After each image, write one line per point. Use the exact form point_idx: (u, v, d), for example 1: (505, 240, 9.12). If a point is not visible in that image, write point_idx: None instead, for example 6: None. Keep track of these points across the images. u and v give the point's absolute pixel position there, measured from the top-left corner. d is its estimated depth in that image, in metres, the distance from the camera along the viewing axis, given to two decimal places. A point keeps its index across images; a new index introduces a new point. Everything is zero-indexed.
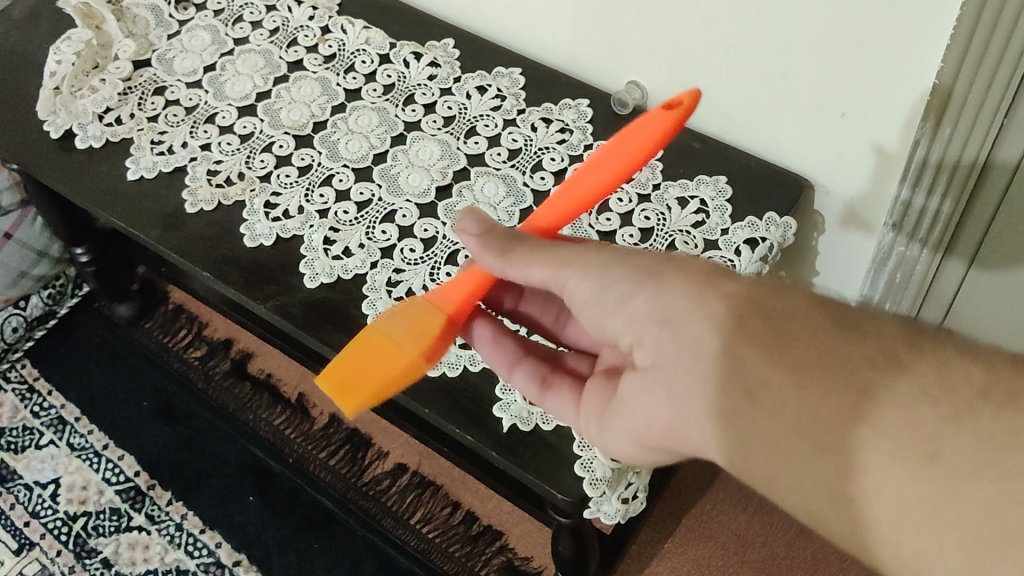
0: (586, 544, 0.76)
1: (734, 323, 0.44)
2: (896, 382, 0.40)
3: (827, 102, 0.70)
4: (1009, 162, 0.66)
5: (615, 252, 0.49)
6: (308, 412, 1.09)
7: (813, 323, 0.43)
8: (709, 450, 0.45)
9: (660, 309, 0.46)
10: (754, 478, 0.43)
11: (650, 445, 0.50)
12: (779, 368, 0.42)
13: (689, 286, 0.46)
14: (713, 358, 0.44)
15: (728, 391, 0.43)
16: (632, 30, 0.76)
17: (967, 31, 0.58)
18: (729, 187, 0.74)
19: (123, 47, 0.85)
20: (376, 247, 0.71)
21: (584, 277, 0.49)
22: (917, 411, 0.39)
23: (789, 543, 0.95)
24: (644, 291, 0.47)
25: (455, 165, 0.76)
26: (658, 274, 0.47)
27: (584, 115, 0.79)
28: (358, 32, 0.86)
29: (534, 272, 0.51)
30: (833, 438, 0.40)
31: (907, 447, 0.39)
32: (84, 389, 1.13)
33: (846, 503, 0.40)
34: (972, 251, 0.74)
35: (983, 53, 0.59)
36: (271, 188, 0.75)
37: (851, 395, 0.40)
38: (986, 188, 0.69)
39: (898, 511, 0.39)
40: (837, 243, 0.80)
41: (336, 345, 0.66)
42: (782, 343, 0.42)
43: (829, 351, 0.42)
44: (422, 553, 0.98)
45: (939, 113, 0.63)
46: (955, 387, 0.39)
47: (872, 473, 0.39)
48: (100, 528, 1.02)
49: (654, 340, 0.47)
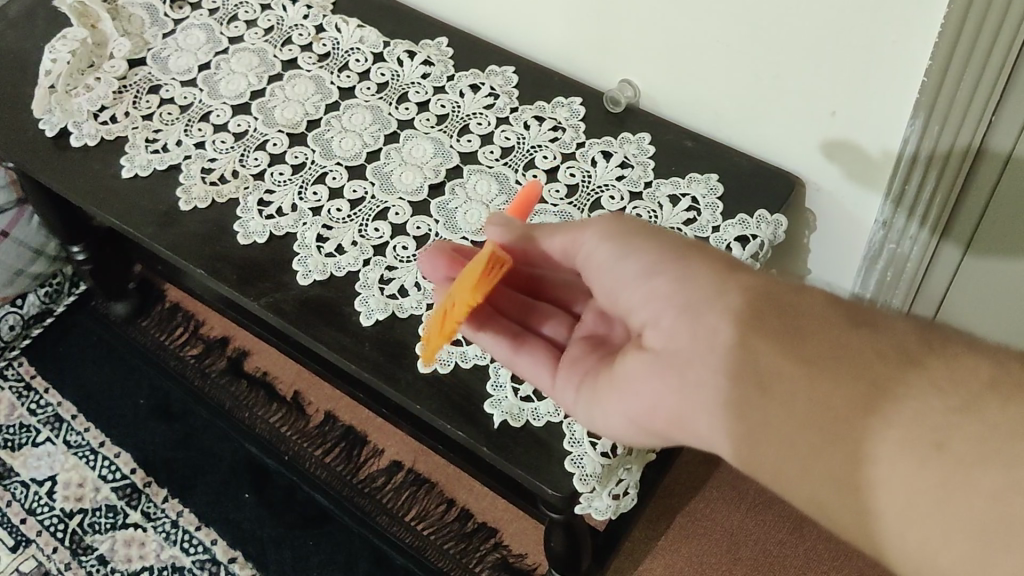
0: (579, 541, 0.76)
1: (749, 315, 0.44)
2: (907, 376, 0.40)
3: (819, 100, 0.70)
4: (1002, 149, 0.65)
5: (637, 227, 0.52)
6: (303, 410, 1.09)
7: (826, 317, 0.43)
8: (718, 442, 0.45)
9: (678, 296, 0.47)
10: (763, 469, 0.44)
11: (655, 433, 0.50)
12: (791, 359, 0.43)
13: (706, 275, 0.47)
14: (728, 349, 0.45)
15: (739, 381, 0.44)
16: (624, 28, 0.76)
17: (959, 17, 0.58)
18: (721, 184, 0.74)
19: (119, 45, 0.85)
20: (369, 244, 0.71)
21: (601, 243, 0.52)
22: (927, 403, 0.39)
23: (782, 540, 0.95)
24: (661, 275, 0.48)
25: (448, 163, 0.76)
26: (674, 260, 0.49)
27: (576, 114, 0.80)
28: (352, 30, 0.86)
29: (556, 245, 0.55)
30: (842, 427, 0.40)
31: (916, 436, 0.39)
32: (81, 386, 1.14)
33: (852, 493, 0.40)
34: (968, 237, 0.73)
35: (977, 37, 0.58)
36: (265, 185, 0.75)
37: (862, 386, 0.40)
38: (980, 174, 0.68)
39: (906, 500, 0.39)
40: (827, 242, 0.81)
41: (329, 341, 0.67)
42: (795, 333, 0.43)
43: (842, 342, 0.42)
44: (416, 549, 0.98)
45: (929, 107, 0.64)
46: (966, 382, 0.39)
47: (880, 461, 0.39)
48: (96, 526, 1.03)
49: (669, 325, 0.48)
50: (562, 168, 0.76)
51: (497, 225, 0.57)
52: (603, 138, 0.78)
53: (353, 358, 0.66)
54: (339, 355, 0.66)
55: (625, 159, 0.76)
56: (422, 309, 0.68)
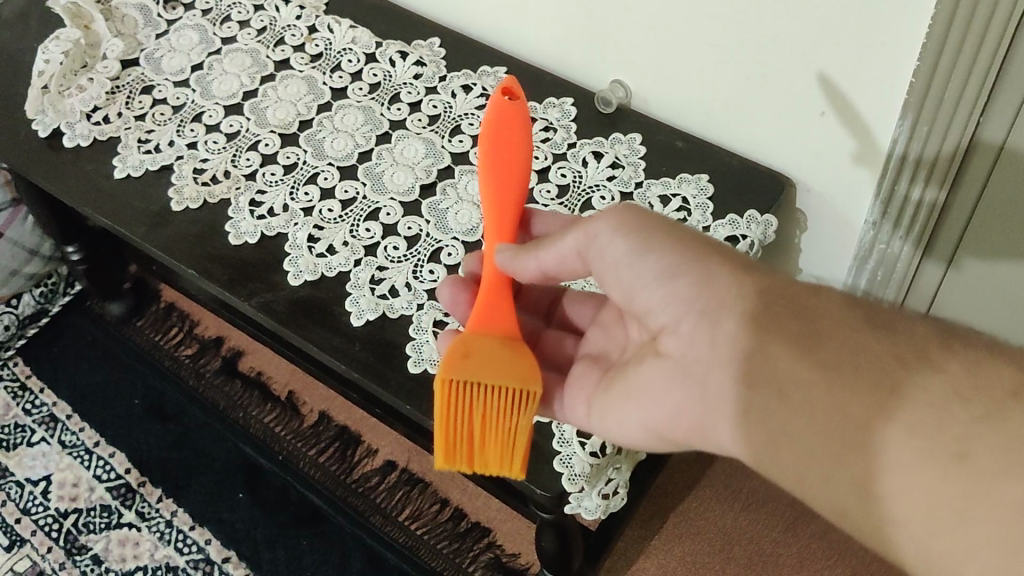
0: (570, 540, 0.76)
1: (768, 321, 0.45)
2: (926, 381, 0.40)
3: (808, 101, 0.70)
4: (994, 142, 0.65)
5: (656, 225, 0.50)
6: (298, 409, 1.10)
7: (844, 319, 0.44)
8: (739, 449, 0.46)
9: (699, 302, 0.48)
10: (781, 477, 0.44)
11: (674, 441, 0.51)
12: (810, 365, 0.43)
13: (726, 278, 0.47)
14: (747, 356, 0.45)
15: (759, 389, 0.44)
16: (615, 29, 0.77)
17: (950, 11, 0.58)
18: (711, 184, 0.75)
19: (112, 46, 0.85)
20: (361, 244, 0.72)
21: (614, 245, 0.51)
22: (945, 409, 0.39)
23: (774, 540, 0.96)
24: (681, 278, 0.49)
25: (439, 163, 0.76)
26: (693, 262, 0.49)
27: (568, 114, 0.80)
28: (344, 31, 0.86)
29: (566, 248, 0.53)
30: (860, 434, 0.41)
31: (937, 444, 0.39)
32: (76, 386, 1.14)
33: (871, 501, 0.41)
34: (951, 252, 0.75)
35: (967, 27, 0.58)
36: (257, 186, 0.76)
37: (881, 392, 0.41)
38: (971, 170, 0.67)
39: (927, 508, 0.39)
40: (818, 242, 0.81)
41: (319, 341, 0.67)
42: (814, 338, 0.43)
43: (863, 346, 0.42)
44: (410, 548, 0.98)
45: (918, 109, 0.64)
46: (987, 388, 0.40)
47: (901, 470, 0.39)
48: (90, 525, 1.03)
49: (689, 331, 0.48)
50: (553, 169, 0.76)
51: (511, 257, 0.55)
52: (594, 138, 0.78)
53: (343, 358, 0.66)
54: (330, 355, 0.66)
55: (616, 159, 0.77)
56: (413, 310, 0.68)
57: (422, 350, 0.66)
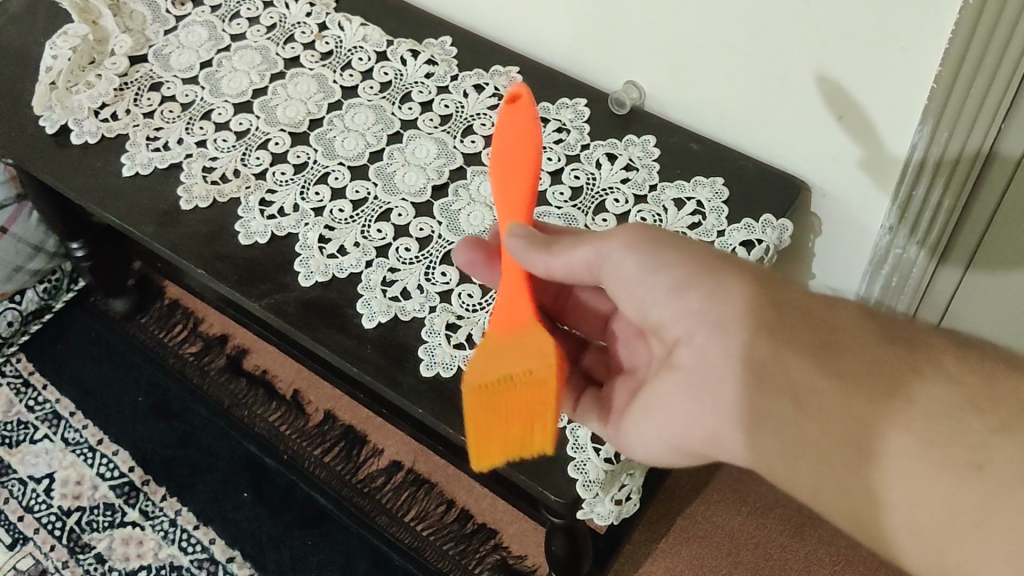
0: (580, 544, 0.76)
1: (784, 330, 0.44)
2: (942, 391, 0.40)
3: (825, 105, 0.70)
4: (1012, 154, 0.65)
5: (667, 235, 0.49)
6: (303, 408, 1.09)
7: (860, 330, 0.43)
8: (754, 457, 0.45)
9: (711, 312, 0.46)
10: (796, 486, 0.43)
11: (685, 448, 0.50)
12: (827, 374, 0.42)
13: (741, 287, 0.46)
14: (763, 365, 0.44)
15: (776, 398, 0.43)
16: (629, 31, 0.76)
17: (975, 12, 0.56)
18: (726, 188, 0.74)
19: (120, 42, 0.85)
20: (372, 245, 0.71)
21: (630, 254, 0.49)
22: (962, 421, 0.39)
23: (782, 545, 0.95)
24: (693, 290, 0.47)
25: (451, 164, 0.76)
26: (707, 272, 0.47)
27: (582, 115, 0.79)
28: (355, 29, 0.85)
29: (576, 256, 0.51)
30: (877, 443, 0.40)
31: (956, 454, 0.38)
32: (79, 384, 1.13)
33: (881, 511, 0.40)
34: (968, 257, 0.74)
35: (993, 27, 0.57)
36: (267, 185, 0.75)
37: (898, 402, 0.40)
38: (990, 179, 0.67)
39: (944, 519, 0.39)
40: (831, 247, 0.80)
41: (331, 343, 0.66)
42: (832, 348, 0.43)
43: (879, 357, 0.42)
44: (416, 550, 0.98)
45: (937, 116, 0.63)
46: (1004, 400, 0.39)
47: (918, 481, 0.39)
48: (94, 523, 1.02)
49: (703, 339, 0.47)
50: (566, 171, 0.75)
51: (523, 249, 0.52)
52: (608, 140, 0.78)
53: (354, 361, 0.65)
54: (341, 357, 0.66)
55: (630, 161, 0.76)
56: (425, 312, 0.67)
57: (434, 354, 0.65)
